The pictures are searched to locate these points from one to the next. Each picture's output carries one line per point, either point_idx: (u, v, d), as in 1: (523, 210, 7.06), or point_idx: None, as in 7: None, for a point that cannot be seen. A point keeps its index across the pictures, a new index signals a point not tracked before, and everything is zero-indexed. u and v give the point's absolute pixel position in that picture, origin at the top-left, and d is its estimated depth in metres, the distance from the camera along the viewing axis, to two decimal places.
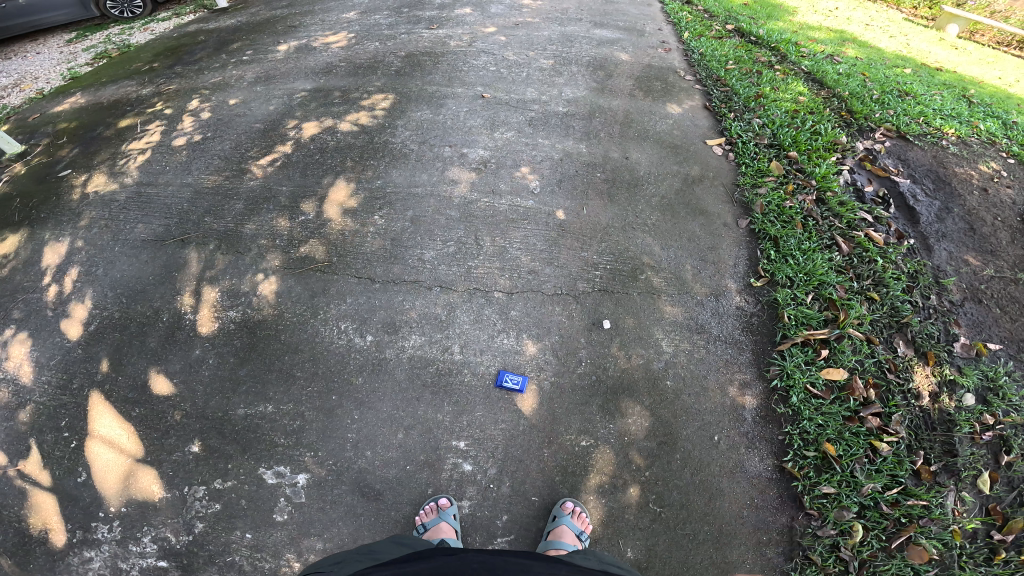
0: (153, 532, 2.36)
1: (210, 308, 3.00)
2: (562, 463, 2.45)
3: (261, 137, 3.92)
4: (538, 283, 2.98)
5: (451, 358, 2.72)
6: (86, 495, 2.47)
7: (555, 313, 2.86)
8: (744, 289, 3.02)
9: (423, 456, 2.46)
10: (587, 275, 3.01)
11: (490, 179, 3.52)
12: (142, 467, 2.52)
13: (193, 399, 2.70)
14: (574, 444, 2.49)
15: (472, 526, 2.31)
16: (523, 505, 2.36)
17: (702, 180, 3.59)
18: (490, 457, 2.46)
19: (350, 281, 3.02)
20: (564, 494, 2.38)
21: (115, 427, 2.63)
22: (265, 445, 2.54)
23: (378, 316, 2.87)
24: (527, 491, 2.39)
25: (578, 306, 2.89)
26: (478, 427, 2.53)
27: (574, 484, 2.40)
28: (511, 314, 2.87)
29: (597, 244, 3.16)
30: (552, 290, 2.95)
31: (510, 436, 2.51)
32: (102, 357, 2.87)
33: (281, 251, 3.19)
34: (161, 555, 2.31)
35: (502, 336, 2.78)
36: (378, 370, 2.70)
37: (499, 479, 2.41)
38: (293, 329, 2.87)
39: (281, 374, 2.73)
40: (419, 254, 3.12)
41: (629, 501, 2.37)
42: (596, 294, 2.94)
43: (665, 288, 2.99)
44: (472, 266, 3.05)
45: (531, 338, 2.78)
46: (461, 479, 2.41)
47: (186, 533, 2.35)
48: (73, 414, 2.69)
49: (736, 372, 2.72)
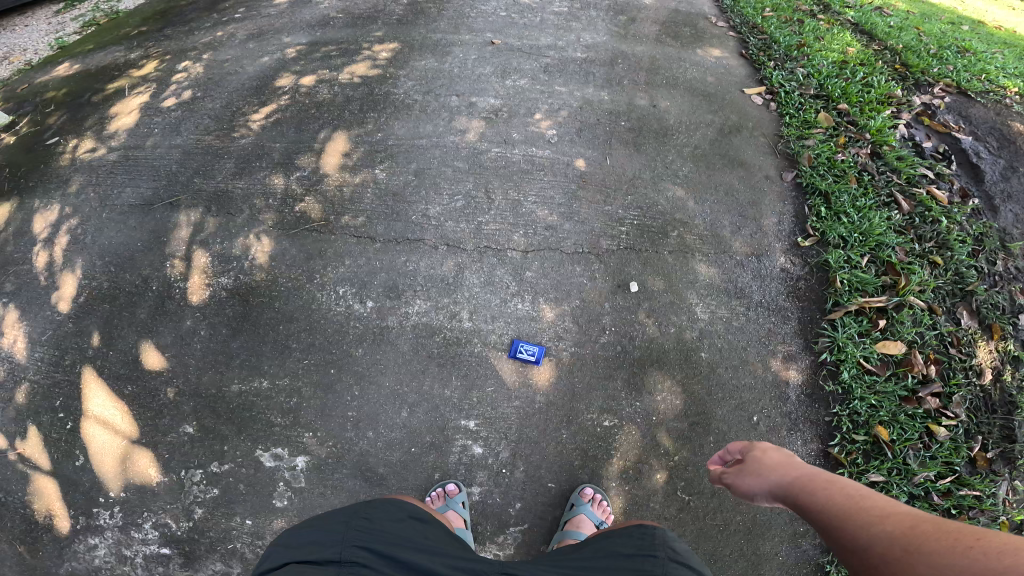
0: (153, 518, 2.49)
1: (200, 275, 2.77)
2: (581, 446, 2.25)
3: (254, 95, 3.46)
4: (557, 241, 2.43)
5: (461, 327, 2.35)
6: (85, 480, 2.56)
7: (575, 275, 2.37)
8: (791, 249, 2.56)
9: (429, 438, 2.28)
10: (610, 231, 2.46)
11: (502, 128, 2.81)
12: (137, 450, 2.57)
13: (186, 374, 2.63)
14: (595, 425, 2.27)
15: (483, 515, 2.21)
16: (536, 492, 2.23)
17: (740, 131, 2.98)
18: (503, 439, 2.26)
19: (348, 241, 2.56)
20: (584, 480, 2.23)
21: (108, 406, 2.64)
22: (262, 424, 2.49)
23: (378, 280, 2.44)
24: (541, 477, 2.24)
25: (601, 267, 2.38)
26: (490, 405, 2.29)
27: (595, 469, 2.24)
28: (525, 276, 2.38)
29: (623, 197, 2.57)
30: (580, 248, 2.42)
31: (524, 415, 2.28)
32: (93, 332, 2.81)
33: (275, 211, 2.77)
34: (164, 541, 2.47)
35: (516, 302, 2.35)
36: (381, 341, 2.38)
37: (512, 465, 2.25)
38: (287, 296, 2.55)
39: (276, 345, 2.51)
40: (424, 209, 2.56)
41: (655, 489, 2.22)
42: (621, 253, 2.42)
43: (700, 245, 2.48)
44: (482, 222, 2.48)
45: (549, 302, 2.34)
46: (470, 463, 2.25)
47: (186, 519, 2.46)
48: (66, 394, 2.69)
49: (782, 344, 2.37)
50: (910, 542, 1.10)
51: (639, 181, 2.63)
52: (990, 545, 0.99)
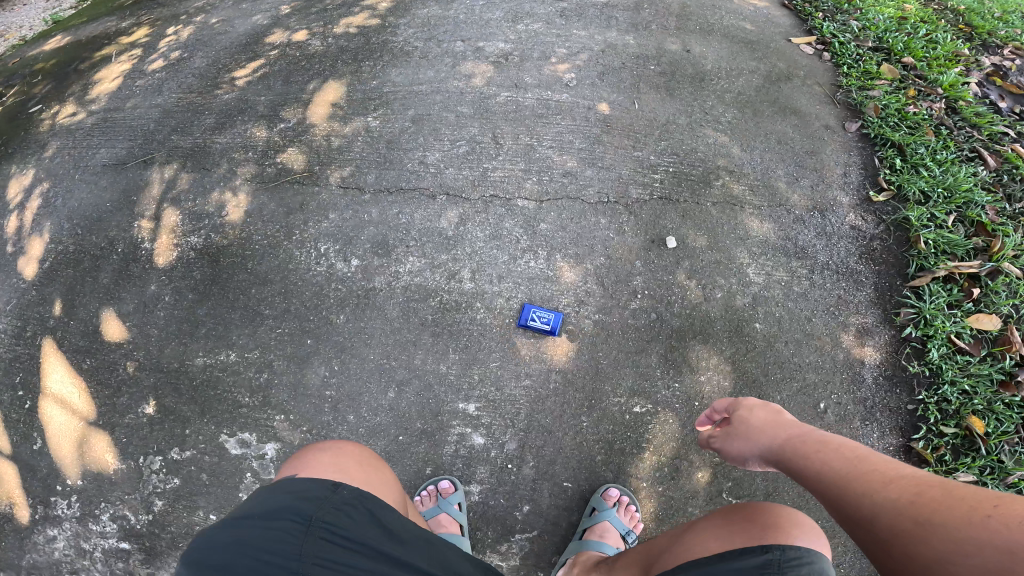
0: (111, 509, 2.13)
1: (168, 235, 2.44)
2: (606, 437, 1.86)
3: (243, 51, 3.18)
4: (578, 190, 2.06)
5: (460, 288, 1.97)
6: (42, 467, 2.21)
7: (598, 228, 1.99)
8: (861, 205, 2.15)
9: (421, 424, 1.90)
10: (641, 178, 2.09)
11: (513, 72, 2.46)
12: (94, 432, 2.21)
13: (148, 346, 2.27)
14: (623, 412, 1.86)
15: (484, 519, 1.84)
16: (550, 493, 1.85)
17: (790, 79, 2.58)
18: (509, 428, 1.88)
19: (334, 191, 2.21)
20: (607, 479, 1.85)
21: (66, 383, 2.29)
22: (227, 404, 2.11)
23: (367, 234, 2.09)
24: (556, 474, 1.86)
25: (630, 219, 2.00)
26: (495, 385, 1.91)
27: (621, 465, 1.85)
28: (539, 228, 1.99)
29: (655, 142, 2.19)
30: (604, 198, 2.05)
31: (534, 397, 1.89)
32: (55, 299, 2.48)
33: (254, 163, 2.44)
34: (122, 536, 2.10)
35: (528, 259, 1.96)
36: (365, 305, 2.02)
37: (519, 459, 1.87)
38: (261, 255, 2.19)
39: (247, 311, 2.14)
40: (421, 156, 2.21)
41: (699, 489, 1.84)
42: (652, 204, 2.04)
43: (750, 197, 2.09)
44: (488, 168, 2.13)
45: (568, 258, 1.95)
46: (470, 456, 1.87)
47: (146, 511, 2.10)
48: (27, 369, 2.36)
49: (854, 315, 1.95)
50: (916, 507, 0.97)
51: (671, 125, 2.25)
52: (1010, 514, 0.85)
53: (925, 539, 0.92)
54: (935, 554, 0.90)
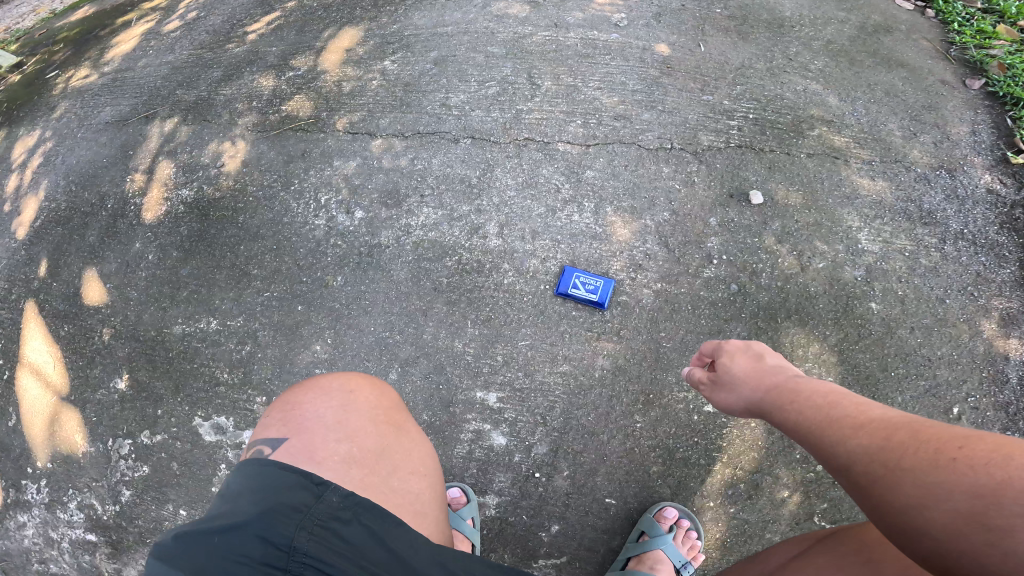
0: (79, 497, 1.77)
1: (158, 188, 2.01)
2: (664, 446, 1.51)
3: (260, 8, 2.95)
4: (633, 134, 1.68)
5: (482, 246, 1.61)
6: (16, 446, 1.87)
7: (661, 177, 1.60)
8: (998, 166, 1.68)
9: (427, 418, 1.57)
10: (712, 123, 1.69)
11: (553, 10, 2.09)
12: (66, 409, 1.84)
13: (125, 312, 1.86)
14: (687, 414, 1.49)
15: (500, 537, 1.55)
16: (593, 514, 1.53)
17: (897, 28, 2.06)
18: (541, 429, 1.55)
19: (342, 137, 1.89)
20: (660, 499, 1.52)
21: (44, 352, 1.93)
22: (205, 381, 1.74)
23: (376, 182, 1.76)
24: (598, 490, 1.54)
25: (702, 169, 1.61)
26: (522, 370, 1.54)
27: (683, 484, 1.52)
28: (585, 175, 1.61)
29: (729, 85, 1.79)
30: (668, 145, 1.65)
31: (571, 385, 1.51)
32: (42, 259, 2.11)
33: (256, 111, 2.07)
34: (90, 526, 1.75)
35: (570, 213, 1.58)
36: (368, 265, 1.67)
37: (552, 467, 1.55)
38: (257, 210, 1.84)
39: (233, 273, 1.78)
40: (442, 98, 1.87)
41: (782, 508, 1.50)
42: (727, 154, 1.63)
43: (855, 149, 1.67)
44: (522, 110, 1.77)
45: (622, 211, 1.56)
46: (483, 462, 1.58)
47: (113, 502, 1.74)
48: (7, 335, 2.01)
49: (993, 300, 1.46)
50: (894, 453, 0.77)
51: (745, 71, 1.84)
52: (983, 452, 0.70)
53: (896, 490, 0.75)
54: (907, 505, 0.73)
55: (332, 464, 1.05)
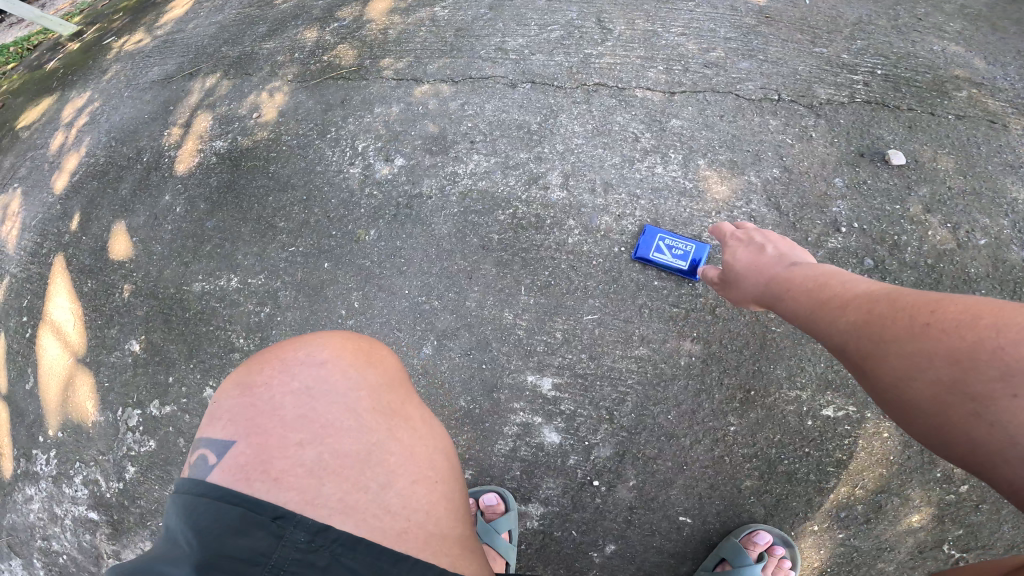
0: (85, 472, 1.59)
1: (195, 141, 1.82)
2: (765, 458, 1.25)
3: None
4: (729, 82, 1.42)
5: (543, 198, 1.37)
6: (31, 411, 1.68)
7: (767, 130, 1.36)
8: None
9: (466, 404, 1.32)
10: (827, 75, 1.41)
11: None
12: (83, 373, 1.65)
13: (148, 267, 1.68)
14: (798, 417, 1.24)
15: (543, 554, 1.31)
16: (666, 533, 1.28)
17: None
18: (603, 429, 1.28)
19: (384, 84, 1.68)
20: (747, 521, 1.26)
21: (67, 311, 1.72)
22: (220, 347, 1.54)
23: (420, 128, 1.56)
24: (673, 506, 1.28)
25: (825, 124, 1.36)
26: (586, 351, 1.28)
27: (783, 504, 1.26)
28: (670, 123, 1.39)
29: (847, 27, 1.47)
30: (775, 96, 1.40)
31: (648, 373, 1.26)
32: (76, 211, 1.84)
33: (297, 63, 1.85)
34: (93, 504, 1.57)
35: (652, 164, 1.35)
36: (406, 218, 1.46)
37: (617, 472, 1.28)
38: (288, 158, 1.67)
39: (258, 225, 1.61)
40: (498, 42, 1.63)
41: (906, 534, 1.26)
42: (853, 110, 1.37)
43: (1005, 111, 1.35)
44: (592, 54, 1.53)
45: (718, 165, 1.33)
46: (528, 464, 1.31)
47: (116, 479, 1.56)
48: (34, 289, 1.78)
49: None
50: (879, 326, 0.77)
51: (865, 25, 1.47)
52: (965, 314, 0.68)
53: (881, 361, 0.74)
54: (890, 374, 0.73)
55: (298, 474, 0.82)
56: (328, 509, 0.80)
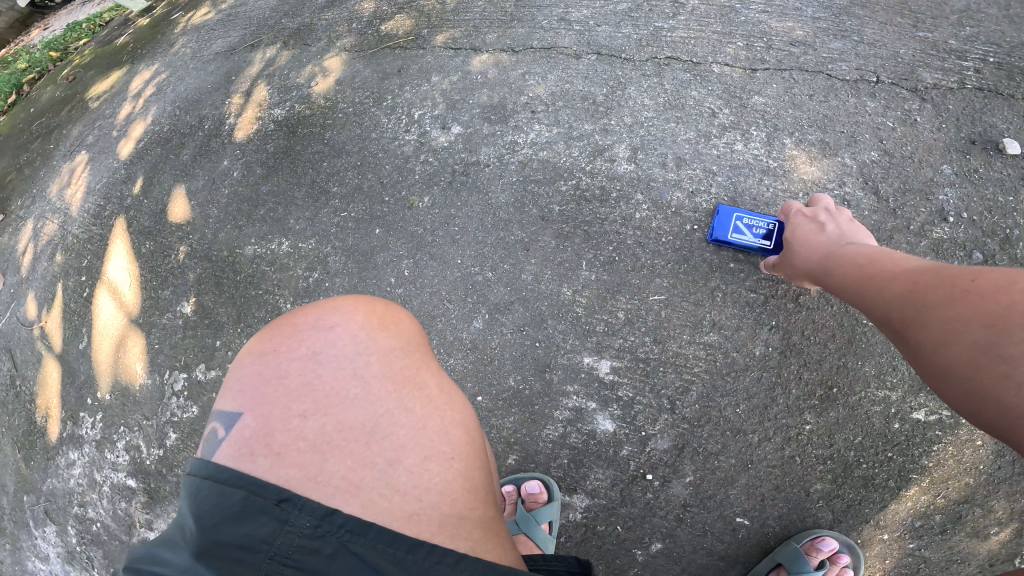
0: (128, 437, 1.63)
1: (253, 109, 1.84)
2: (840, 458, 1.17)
3: None
4: (818, 62, 1.33)
5: (609, 170, 1.32)
6: (80, 371, 1.73)
7: (866, 112, 1.28)
8: None
9: (518, 385, 1.27)
10: (929, 54, 1.30)
11: None
12: (134, 334, 1.69)
13: (203, 230, 1.70)
14: (883, 416, 1.16)
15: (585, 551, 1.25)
16: (721, 536, 1.20)
17: None
18: (664, 418, 1.21)
19: (442, 53, 1.66)
20: (813, 527, 1.18)
21: (123, 271, 1.76)
22: (267, 312, 1.55)
23: (479, 97, 1.52)
24: (731, 507, 1.20)
25: (931, 106, 1.26)
26: (650, 333, 1.23)
27: (855, 508, 1.18)
28: (756, 100, 1.32)
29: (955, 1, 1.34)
30: (873, 78, 1.30)
31: (716, 361, 1.20)
32: (137, 175, 1.89)
33: (355, 33, 1.85)
34: (131, 472, 1.61)
35: (733, 141, 1.29)
36: (461, 185, 1.42)
37: (674, 466, 1.20)
38: (343, 125, 1.67)
39: (312, 189, 1.61)
40: (561, 13, 1.56)
41: (985, 549, 1.17)
42: (963, 96, 1.26)
43: None
44: (664, 27, 1.45)
45: (806, 145, 1.28)
46: (578, 452, 1.24)
47: (158, 445, 1.59)
48: (94, 249, 1.83)
49: None
50: (921, 294, 0.77)
51: (974, 13, 1.32)
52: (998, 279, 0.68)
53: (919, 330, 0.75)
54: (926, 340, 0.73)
55: (302, 449, 0.77)
56: (332, 487, 0.75)
